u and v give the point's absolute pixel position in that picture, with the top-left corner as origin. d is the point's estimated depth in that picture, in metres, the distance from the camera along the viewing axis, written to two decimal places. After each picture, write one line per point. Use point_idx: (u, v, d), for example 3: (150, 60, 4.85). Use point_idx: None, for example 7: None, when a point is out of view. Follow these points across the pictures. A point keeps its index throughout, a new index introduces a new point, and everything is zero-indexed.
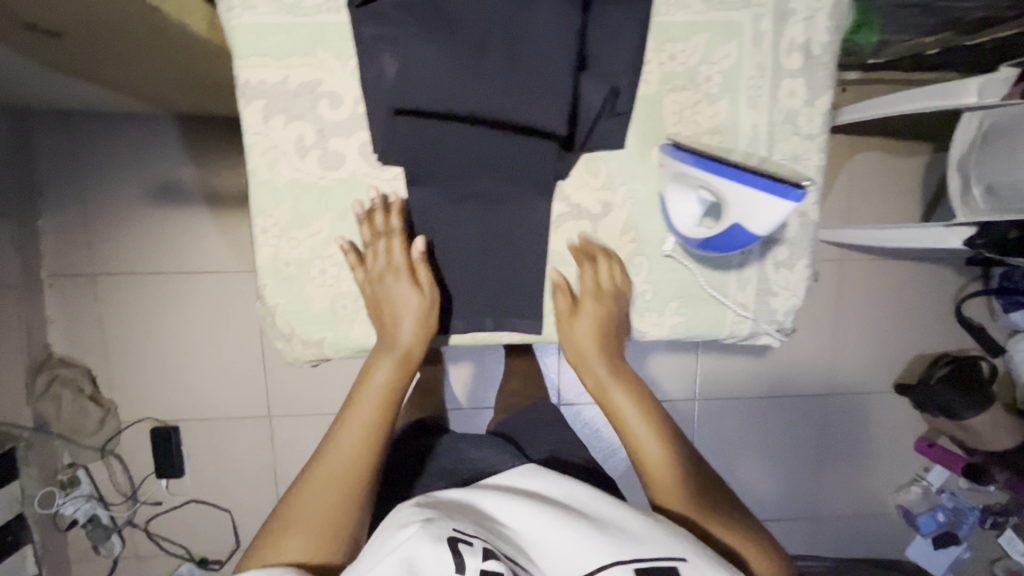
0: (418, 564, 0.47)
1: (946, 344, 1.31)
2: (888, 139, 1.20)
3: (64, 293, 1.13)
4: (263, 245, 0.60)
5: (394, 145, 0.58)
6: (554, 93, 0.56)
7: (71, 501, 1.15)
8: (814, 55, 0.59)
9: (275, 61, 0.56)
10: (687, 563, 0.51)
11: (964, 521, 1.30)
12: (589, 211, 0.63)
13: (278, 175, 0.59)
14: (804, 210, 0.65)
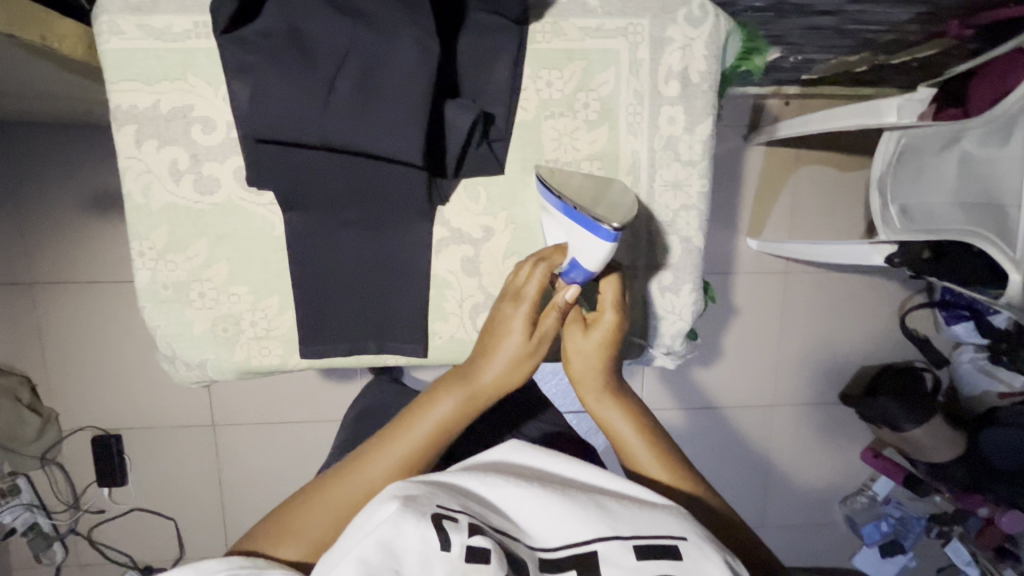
0: (400, 545, 0.42)
1: (888, 356, 1.32)
2: (828, 153, 1.20)
3: (2, 301, 1.13)
4: (140, 268, 0.62)
5: (263, 173, 0.58)
6: (409, 121, 0.53)
7: (8, 510, 1.13)
8: (693, 83, 0.60)
9: (145, 87, 0.57)
10: (688, 542, 0.45)
11: (908, 531, 1.32)
12: (470, 235, 0.64)
13: (153, 200, 0.60)
14: (687, 235, 0.64)
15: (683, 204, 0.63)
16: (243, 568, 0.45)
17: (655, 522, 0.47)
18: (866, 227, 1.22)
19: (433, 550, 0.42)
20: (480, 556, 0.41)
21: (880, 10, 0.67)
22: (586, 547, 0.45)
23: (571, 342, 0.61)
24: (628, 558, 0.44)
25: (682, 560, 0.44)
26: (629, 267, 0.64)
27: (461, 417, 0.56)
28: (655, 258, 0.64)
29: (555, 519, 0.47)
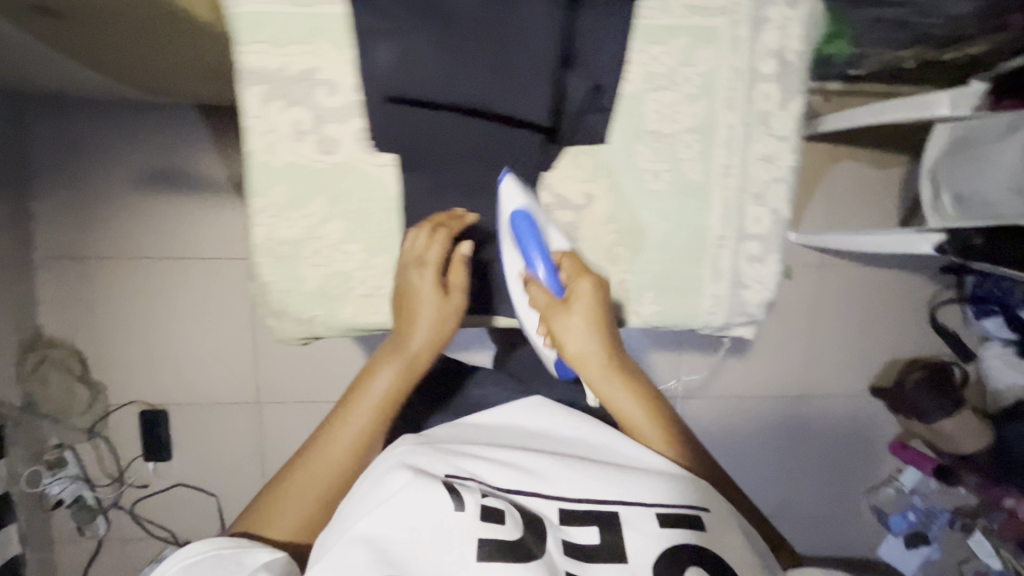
0: (417, 508, 0.51)
1: (918, 349, 1.36)
2: (867, 148, 1.24)
3: (54, 275, 1.12)
4: (259, 225, 0.67)
5: (388, 132, 0.65)
6: (539, 88, 0.63)
7: (57, 482, 1.14)
8: (789, 61, 0.66)
9: (274, 48, 0.62)
10: (711, 514, 0.55)
11: (934, 523, 1.34)
12: (572, 202, 0.70)
13: (275, 157, 0.65)
14: (778, 208, 0.70)
15: (774, 176, 0.69)
16: (229, 548, 0.54)
17: (661, 490, 0.56)
18: (900, 218, 1.26)
19: (449, 512, 0.51)
20: (497, 517, 0.51)
21: (950, 2, 0.70)
22: (608, 508, 0.54)
23: (558, 326, 0.65)
24: (650, 526, 0.53)
25: (706, 532, 0.53)
26: (720, 237, 0.70)
27: (402, 383, 0.64)
28: (745, 228, 0.70)
29: (567, 484, 0.56)
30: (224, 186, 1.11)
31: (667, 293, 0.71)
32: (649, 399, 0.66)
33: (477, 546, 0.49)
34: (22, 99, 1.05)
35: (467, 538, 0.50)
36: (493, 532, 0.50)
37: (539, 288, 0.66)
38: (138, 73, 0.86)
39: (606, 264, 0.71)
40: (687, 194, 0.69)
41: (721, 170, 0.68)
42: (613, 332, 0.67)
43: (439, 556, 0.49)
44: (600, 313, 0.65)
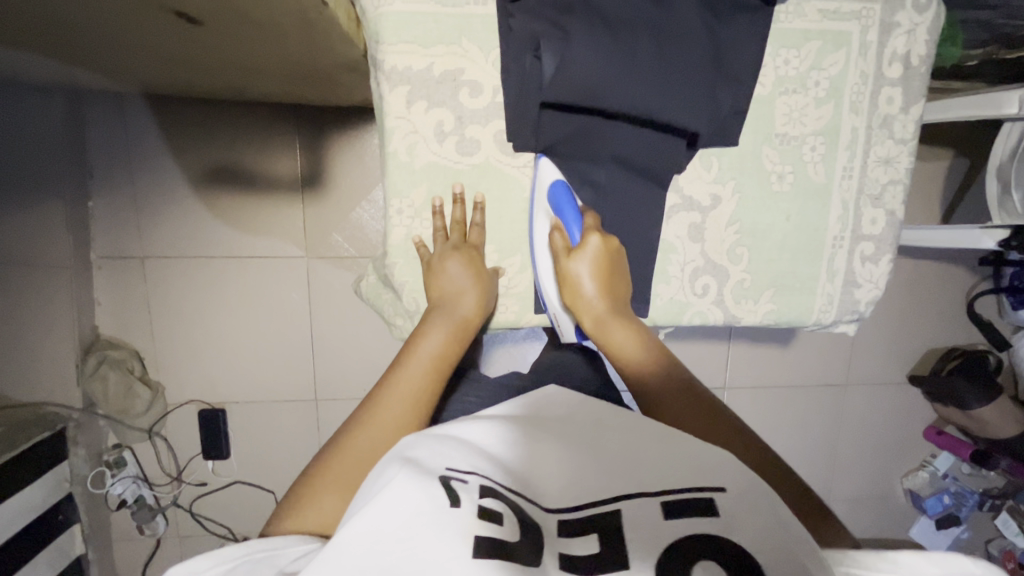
0: (406, 502, 0.42)
1: (957, 339, 1.40)
2: (921, 143, 1.25)
3: (114, 275, 1.13)
4: (397, 224, 0.71)
5: (532, 136, 0.67)
6: (696, 101, 0.63)
7: (119, 481, 1.15)
8: (913, 66, 0.69)
9: (421, 49, 0.64)
10: (728, 496, 0.45)
11: (964, 504, 1.40)
12: (700, 202, 0.71)
13: (416, 158, 0.68)
14: (892, 209, 0.73)
15: (891, 179, 0.72)
16: (257, 551, 0.45)
17: (667, 475, 0.48)
18: (942, 214, 1.28)
19: (443, 508, 0.42)
20: (494, 517, 0.43)
21: None
22: (611, 507, 0.46)
23: (565, 270, 0.66)
24: (655, 518, 0.44)
25: (721, 518, 0.43)
26: (837, 237, 0.73)
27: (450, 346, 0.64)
28: (861, 228, 0.73)
29: (555, 488, 0.49)
30: (289, 182, 1.13)
31: (784, 291, 0.74)
32: (656, 352, 0.62)
33: (473, 542, 0.40)
34: (84, 100, 1.05)
35: (464, 534, 0.41)
36: (490, 530, 0.42)
37: (561, 233, 0.68)
38: (214, 80, 0.86)
39: (728, 263, 0.73)
40: (809, 197, 0.72)
41: (843, 173, 0.71)
42: (618, 286, 0.67)
43: (436, 553, 0.39)
44: (606, 265, 0.66)
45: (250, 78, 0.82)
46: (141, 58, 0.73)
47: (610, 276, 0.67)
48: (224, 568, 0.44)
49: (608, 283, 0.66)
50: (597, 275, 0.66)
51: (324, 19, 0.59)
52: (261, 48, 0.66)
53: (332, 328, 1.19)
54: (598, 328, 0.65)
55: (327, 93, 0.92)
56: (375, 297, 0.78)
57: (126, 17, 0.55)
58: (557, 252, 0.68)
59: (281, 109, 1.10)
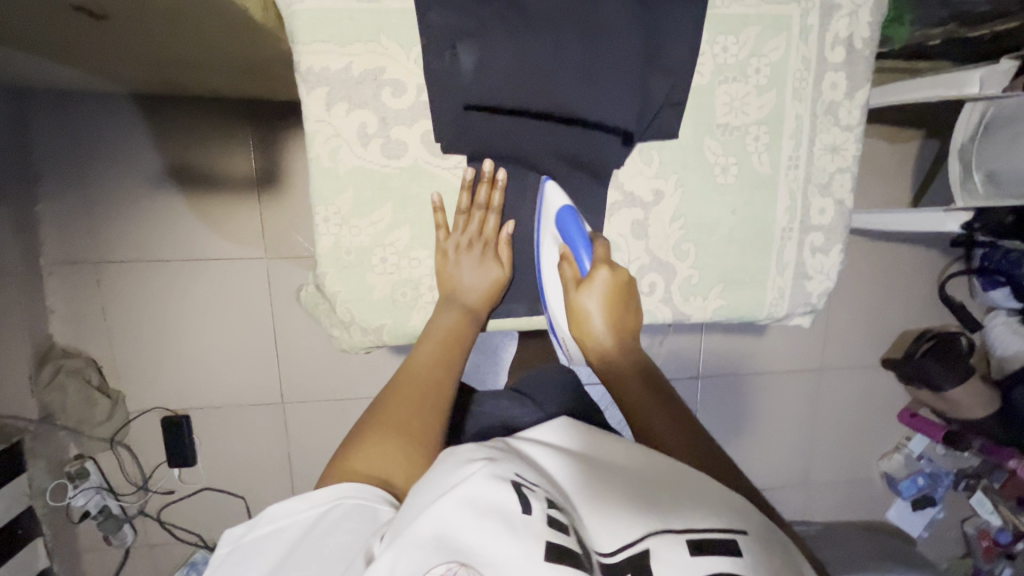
0: (481, 501, 0.44)
1: (929, 321, 1.39)
2: (891, 124, 1.23)
3: (66, 282, 1.10)
4: (325, 233, 0.67)
5: (461, 138, 0.65)
6: (625, 97, 0.62)
7: (81, 493, 1.13)
8: (856, 49, 0.67)
9: (338, 48, 0.61)
10: (746, 538, 0.46)
11: (940, 484, 1.41)
12: (642, 198, 0.69)
13: (340, 162, 0.64)
14: (840, 198, 0.71)
15: (839, 167, 0.70)
16: (349, 496, 0.49)
17: (698, 500, 0.48)
18: (912, 196, 1.26)
19: (515, 512, 0.44)
20: (561, 524, 0.44)
21: None
22: (640, 544, 0.45)
23: (574, 304, 0.65)
24: (681, 555, 0.44)
25: (741, 557, 0.44)
26: (785, 229, 0.71)
27: (466, 320, 0.68)
28: (810, 219, 0.71)
29: (594, 514, 0.48)
30: (244, 181, 1.09)
31: (733, 286, 0.72)
32: (660, 395, 0.62)
33: (545, 546, 0.42)
34: (25, 101, 1.02)
35: (536, 538, 0.42)
36: (560, 538, 0.43)
37: (570, 265, 0.66)
38: (162, 79, 0.84)
39: (674, 260, 0.71)
40: (754, 188, 0.70)
41: (788, 163, 0.69)
42: (629, 318, 0.67)
43: (505, 550, 0.41)
44: (618, 300, 0.65)
45: (192, 75, 0.79)
46: (71, 56, 0.70)
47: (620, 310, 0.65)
48: (322, 510, 0.48)
49: (618, 314, 0.66)
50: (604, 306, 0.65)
51: (233, 16, 0.56)
52: (182, 41, 0.62)
53: (296, 330, 1.16)
54: (604, 363, 0.66)
55: (271, 88, 0.88)
56: (313, 306, 0.75)
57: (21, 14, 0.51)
58: (567, 282, 0.67)
59: (233, 106, 1.06)
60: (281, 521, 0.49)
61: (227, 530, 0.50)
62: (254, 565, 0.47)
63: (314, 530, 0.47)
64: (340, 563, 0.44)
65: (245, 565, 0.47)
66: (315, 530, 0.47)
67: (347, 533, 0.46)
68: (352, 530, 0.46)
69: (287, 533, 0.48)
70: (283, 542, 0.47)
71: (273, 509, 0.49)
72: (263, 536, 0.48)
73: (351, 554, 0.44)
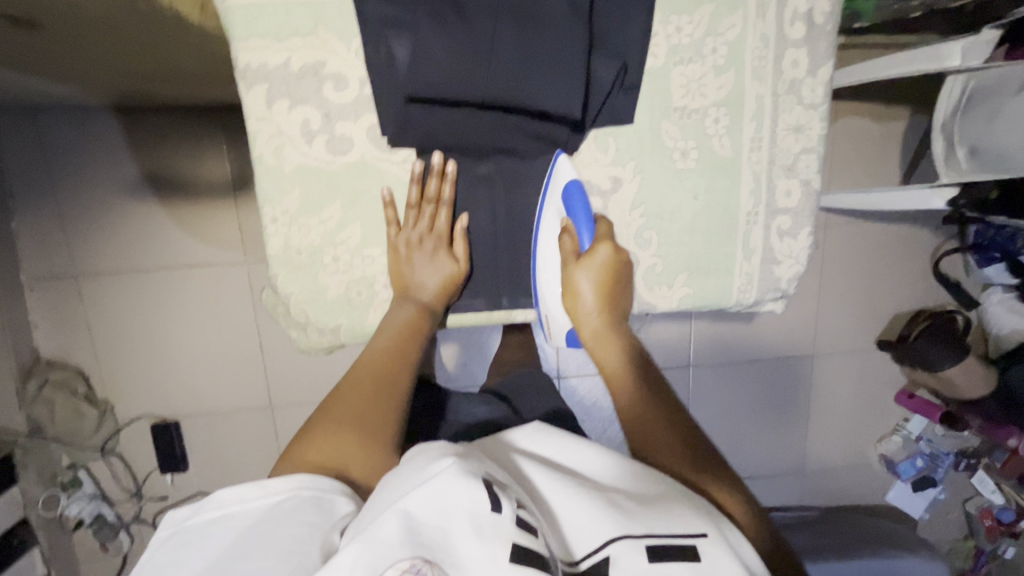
0: (450, 498, 0.43)
1: (921, 302, 1.37)
2: (874, 101, 1.20)
3: (46, 294, 1.10)
4: (275, 234, 0.66)
5: (407, 131, 0.63)
6: (571, 79, 0.60)
7: (75, 502, 1.14)
8: (817, 24, 0.64)
9: (275, 43, 0.59)
10: (708, 540, 0.44)
11: (939, 465, 1.40)
12: (600, 186, 0.68)
13: (284, 161, 0.63)
14: (808, 178, 0.69)
15: (804, 147, 0.68)
16: (305, 488, 0.49)
17: (673, 511, 0.46)
18: (899, 175, 1.23)
19: (484, 510, 0.42)
20: (529, 527, 0.43)
21: None
22: (602, 552, 0.44)
23: (568, 278, 0.67)
24: (639, 562, 0.42)
25: (701, 561, 0.42)
26: (750, 213, 0.69)
27: (419, 316, 0.68)
28: (776, 202, 0.70)
29: (568, 523, 0.47)
30: (220, 187, 1.08)
31: (698, 274, 0.71)
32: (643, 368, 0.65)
33: (511, 547, 0.40)
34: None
35: (503, 540, 0.41)
36: (528, 540, 0.42)
37: (570, 237, 0.67)
38: (140, 90, 0.83)
39: (636, 249, 0.70)
40: (717, 172, 0.68)
41: (749, 145, 0.67)
42: (621, 299, 0.68)
43: (472, 553, 0.40)
44: (612, 279, 0.67)
45: (160, 84, 0.78)
46: (26, 69, 0.69)
47: (614, 291, 0.67)
48: (275, 500, 0.48)
49: (612, 299, 0.68)
50: (598, 285, 0.66)
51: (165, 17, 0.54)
52: (129, 49, 0.61)
53: (279, 333, 1.16)
54: (597, 338, 0.68)
55: (234, 91, 0.87)
56: (271, 308, 0.74)
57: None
58: (565, 257, 0.68)
59: (203, 111, 1.05)
60: (230, 509, 0.47)
61: (173, 516, 0.48)
62: (195, 553, 0.45)
63: (264, 520, 0.46)
64: (288, 550, 0.43)
65: (187, 554, 0.45)
66: (265, 520, 0.46)
67: (299, 523, 0.46)
68: (305, 520, 0.46)
69: (235, 521, 0.46)
70: (230, 530, 0.46)
71: (223, 496, 0.48)
72: (211, 524, 0.47)
73: (300, 542, 0.44)
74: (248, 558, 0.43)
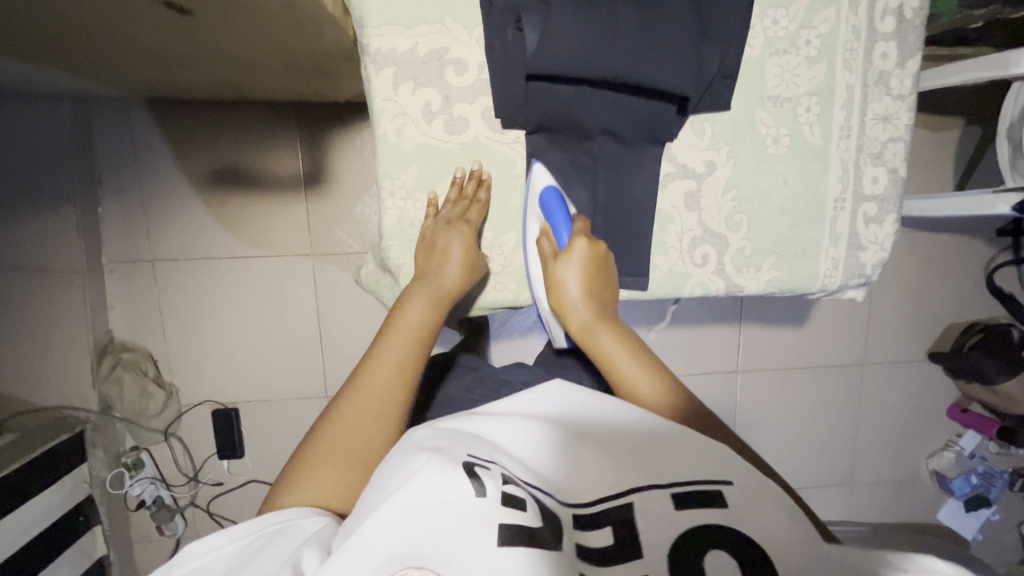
0: (432, 495, 0.44)
1: (977, 313, 1.35)
2: (930, 111, 1.22)
3: (126, 278, 1.15)
4: (391, 207, 0.72)
5: (520, 111, 0.69)
6: (682, 66, 0.64)
7: (138, 482, 1.17)
8: (906, 19, 0.68)
9: (405, 30, 0.65)
10: (734, 486, 0.49)
11: (994, 484, 1.34)
12: (694, 169, 0.71)
13: (405, 139, 0.69)
14: (894, 167, 0.73)
15: (891, 137, 0.72)
16: (276, 524, 0.49)
17: (669, 465, 0.50)
18: (954, 183, 1.24)
19: (468, 498, 0.45)
20: (518, 502, 0.45)
21: None
22: (620, 498, 0.48)
23: (552, 274, 0.68)
24: (665, 508, 0.47)
25: (730, 508, 0.46)
26: (838, 199, 0.72)
27: (433, 314, 0.66)
28: (863, 189, 0.72)
29: (561, 479, 0.51)
30: (292, 181, 1.14)
31: (786, 258, 0.73)
32: (636, 351, 0.63)
33: (498, 530, 0.43)
34: (92, 109, 1.08)
35: (490, 523, 0.43)
36: (515, 518, 0.44)
37: (549, 240, 0.70)
38: (231, 79, 0.87)
39: (727, 231, 0.73)
40: (807, 158, 0.71)
41: (841, 132, 0.71)
42: (606, 292, 0.68)
43: (463, 542, 0.42)
44: (594, 269, 0.68)
45: (260, 75, 0.83)
46: (130, 57, 0.74)
47: (598, 285, 0.68)
48: (246, 542, 0.47)
49: (596, 286, 0.68)
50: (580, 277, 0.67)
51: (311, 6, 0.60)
52: (262, 41, 0.67)
53: (339, 323, 1.19)
54: (585, 332, 0.65)
55: (321, 86, 0.91)
56: (373, 284, 0.79)
57: (131, 19, 0.58)
58: (545, 257, 0.70)
59: (282, 109, 1.11)
60: (198, 561, 0.47)
61: None
62: None
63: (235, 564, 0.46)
64: None
65: None
66: (237, 565, 0.46)
67: (269, 556, 0.45)
68: (274, 551, 0.45)
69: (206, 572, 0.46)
70: None
71: (192, 550, 0.48)
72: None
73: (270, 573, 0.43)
74: None
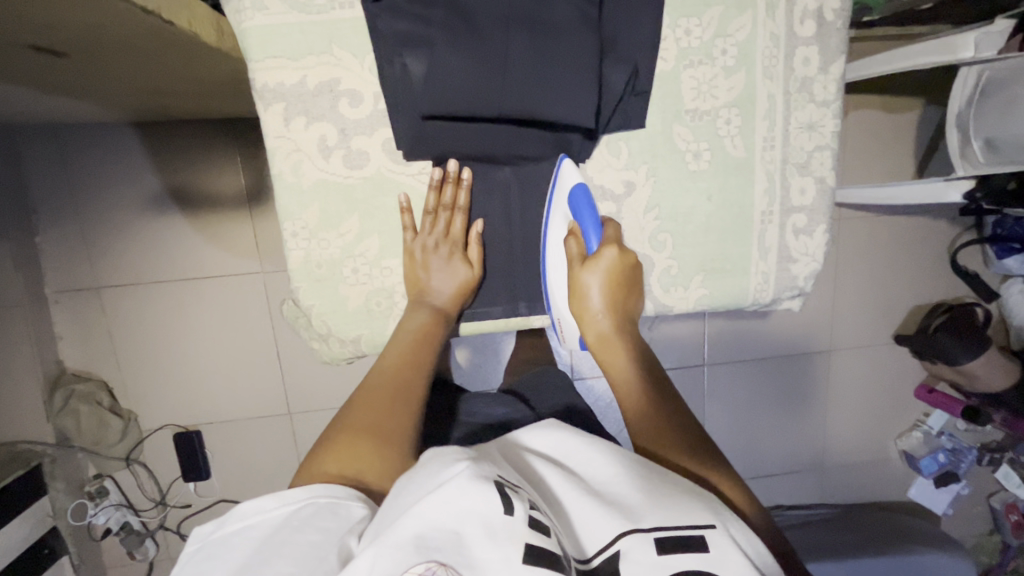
0: (464, 505, 0.42)
1: (942, 293, 1.34)
2: (887, 94, 1.19)
3: (69, 309, 1.12)
4: (295, 247, 0.69)
5: (420, 143, 0.66)
6: (580, 95, 0.62)
7: (101, 511, 1.16)
8: (827, 21, 0.66)
9: (292, 62, 0.63)
10: (717, 530, 0.43)
11: (962, 460, 1.36)
12: (613, 191, 0.70)
13: (303, 177, 0.67)
14: (822, 176, 0.71)
15: (817, 145, 0.70)
16: (323, 496, 0.50)
17: (681, 508, 0.45)
18: (914, 165, 1.22)
19: (497, 513, 0.41)
20: (542, 527, 0.42)
21: None
22: (615, 545, 0.43)
23: (575, 277, 0.67)
24: (655, 555, 0.41)
25: (711, 552, 0.41)
26: (765, 212, 0.71)
27: (434, 322, 0.70)
28: (790, 201, 0.72)
29: (580, 521, 0.46)
30: (235, 199, 1.10)
31: (713, 275, 0.73)
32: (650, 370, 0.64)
33: (523, 547, 0.40)
34: (21, 132, 1.04)
35: (516, 541, 0.40)
36: (541, 540, 0.41)
37: (577, 242, 0.68)
38: (154, 102, 0.82)
39: (651, 251, 0.72)
40: (729, 172, 0.70)
41: (759, 145, 0.69)
42: (629, 302, 0.68)
43: (485, 553, 0.40)
44: (617, 280, 0.67)
45: (180, 98, 0.80)
46: (36, 88, 0.69)
47: (620, 297, 0.67)
48: (294, 508, 0.49)
49: (617, 295, 0.67)
50: (602, 286, 0.67)
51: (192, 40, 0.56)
52: (158, 71, 0.63)
53: (297, 340, 1.17)
54: (602, 343, 0.67)
55: (247, 104, 0.87)
56: (293, 320, 0.78)
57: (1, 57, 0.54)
58: (571, 259, 0.69)
59: (220, 125, 1.07)
60: (250, 521, 0.48)
61: (198, 529, 0.50)
62: (214, 568, 0.46)
63: (282, 529, 0.47)
64: (305, 556, 0.44)
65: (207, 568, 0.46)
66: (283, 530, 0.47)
67: (316, 529, 0.46)
68: (323, 525, 0.47)
69: (256, 531, 0.47)
70: (250, 540, 0.47)
71: (244, 509, 0.49)
72: (234, 536, 0.48)
73: (319, 548, 0.44)
74: (266, 564, 0.43)
